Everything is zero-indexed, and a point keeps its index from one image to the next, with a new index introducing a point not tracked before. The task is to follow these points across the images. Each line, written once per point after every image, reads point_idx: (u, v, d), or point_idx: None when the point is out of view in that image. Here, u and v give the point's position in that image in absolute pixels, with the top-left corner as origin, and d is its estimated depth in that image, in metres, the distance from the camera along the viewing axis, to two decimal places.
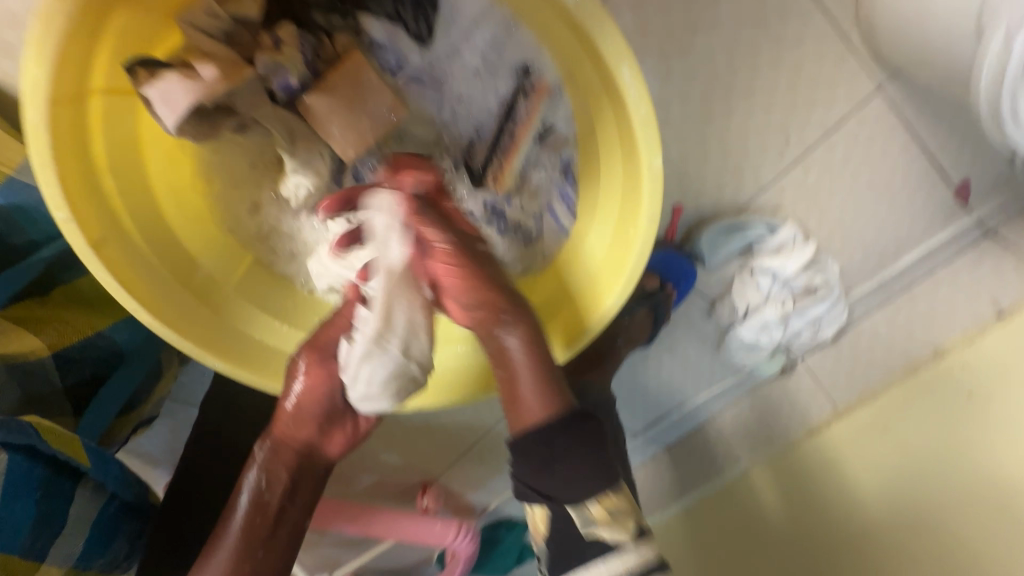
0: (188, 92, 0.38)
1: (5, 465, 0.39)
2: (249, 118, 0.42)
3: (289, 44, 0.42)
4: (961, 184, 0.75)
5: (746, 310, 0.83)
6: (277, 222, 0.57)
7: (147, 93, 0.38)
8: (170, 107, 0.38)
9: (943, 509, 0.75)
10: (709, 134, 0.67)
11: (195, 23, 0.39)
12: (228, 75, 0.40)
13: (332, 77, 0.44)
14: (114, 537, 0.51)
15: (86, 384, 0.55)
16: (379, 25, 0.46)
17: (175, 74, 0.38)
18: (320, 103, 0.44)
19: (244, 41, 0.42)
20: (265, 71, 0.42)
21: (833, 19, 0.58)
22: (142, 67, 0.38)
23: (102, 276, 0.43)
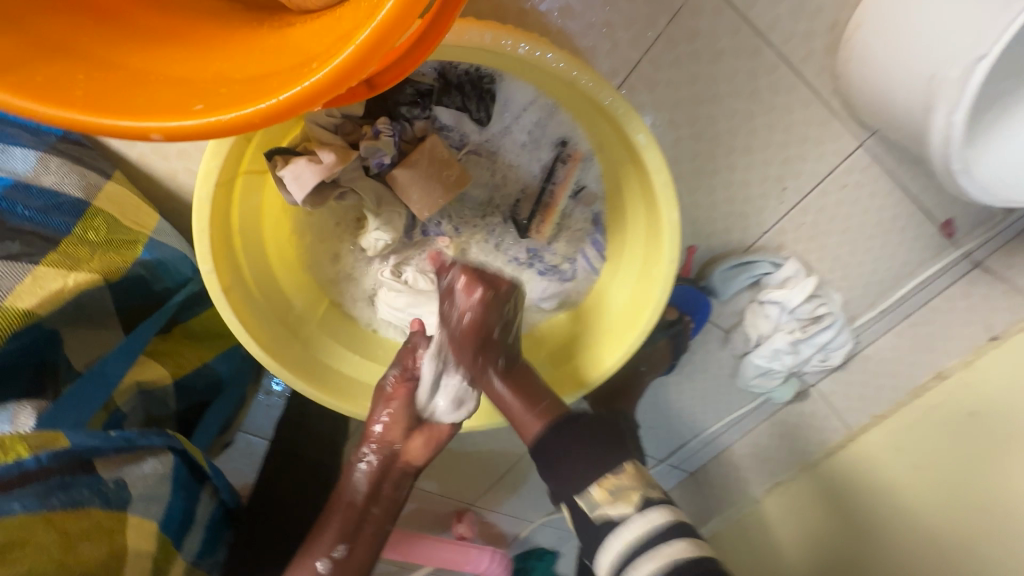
0: (315, 172, 0.49)
1: (172, 463, 0.50)
2: (348, 188, 0.55)
3: (385, 131, 0.54)
4: (947, 222, 0.84)
5: (758, 339, 0.92)
6: (353, 268, 0.67)
7: (282, 174, 0.50)
8: (299, 184, 0.50)
9: (986, 528, 0.78)
10: (715, 186, 0.77)
11: (316, 120, 0.52)
12: (341, 158, 0.51)
13: (414, 154, 0.56)
14: (217, 541, 0.59)
15: (194, 407, 0.65)
16: (448, 112, 0.57)
17: (304, 159, 0.49)
18: (404, 175, 0.56)
19: (348, 130, 0.54)
20: (366, 152, 0.54)
21: (816, 90, 0.69)
22: (281, 155, 0.50)
23: (229, 317, 0.54)
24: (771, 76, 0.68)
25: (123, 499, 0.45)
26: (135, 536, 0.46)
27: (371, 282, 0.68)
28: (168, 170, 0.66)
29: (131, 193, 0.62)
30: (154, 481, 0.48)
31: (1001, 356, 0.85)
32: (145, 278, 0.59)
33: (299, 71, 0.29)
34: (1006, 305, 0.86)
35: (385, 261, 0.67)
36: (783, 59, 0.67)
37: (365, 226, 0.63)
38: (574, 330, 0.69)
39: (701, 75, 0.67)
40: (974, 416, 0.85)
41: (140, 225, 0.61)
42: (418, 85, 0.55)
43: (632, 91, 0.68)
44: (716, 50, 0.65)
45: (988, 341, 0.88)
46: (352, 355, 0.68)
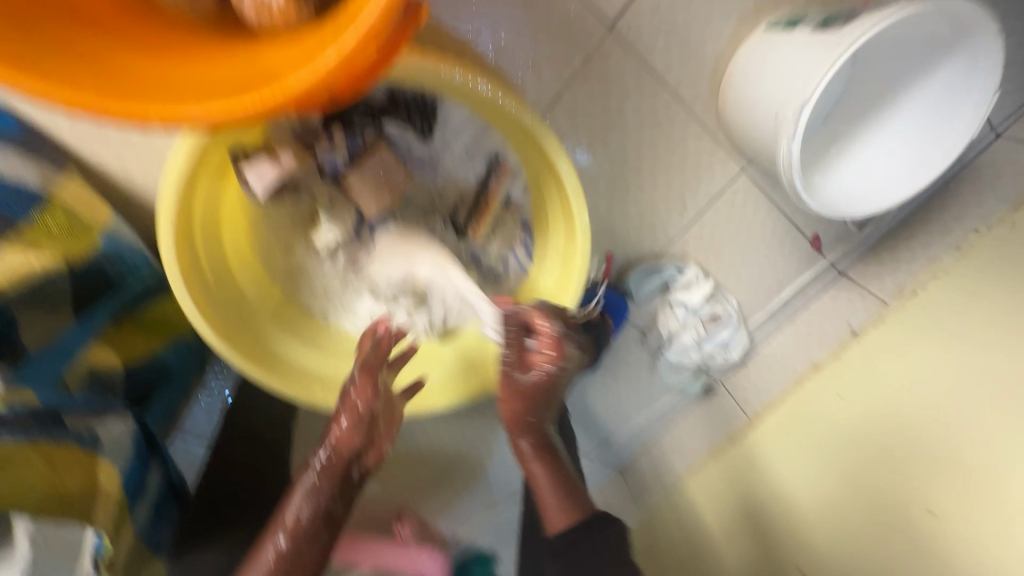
0: (276, 169, 0.58)
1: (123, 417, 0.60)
2: (303, 187, 0.62)
3: (338, 139, 0.62)
4: (815, 237, 1.02)
5: (669, 336, 1.06)
6: (303, 262, 0.73)
7: (244, 171, 0.57)
8: (260, 180, 0.57)
9: (875, 489, 0.89)
10: (627, 201, 0.91)
11: (276, 125, 0.59)
12: (299, 159, 0.59)
13: (364, 160, 0.64)
14: (162, 516, 0.63)
15: (140, 395, 0.68)
16: (395, 125, 0.66)
17: (266, 159, 0.58)
18: (354, 177, 0.64)
19: (305, 137, 0.61)
20: (321, 155, 0.62)
21: (705, 125, 0.85)
22: (244, 155, 0.57)
23: (184, 297, 0.60)
24: (668, 111, 0.82)
25: (94, 441, 0.54)
26: (84, 472, 0.52)
27: (321, 277, 0.75)
28: (127, 169, 0.70)
29: (83, 187, 0.65)
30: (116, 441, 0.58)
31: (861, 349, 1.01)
32: (102, 268, 0.64)
33: (265, 84, 0.40)
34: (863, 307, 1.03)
35: (335, 257, 0.74)
36: (677, 98, 0.81)
37: (318, 223, 0.70)
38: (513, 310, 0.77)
39: (612, 108, 0.80)
40: (843, 397, 1.00)
41: (95, 216, 0.65)
42: (369, 100, 0.63)
43: (556, 118, 0.80)
44: (623, 88, 0.79)
45: (851, 335, 1.03)
46: (300, 345, 0.74)
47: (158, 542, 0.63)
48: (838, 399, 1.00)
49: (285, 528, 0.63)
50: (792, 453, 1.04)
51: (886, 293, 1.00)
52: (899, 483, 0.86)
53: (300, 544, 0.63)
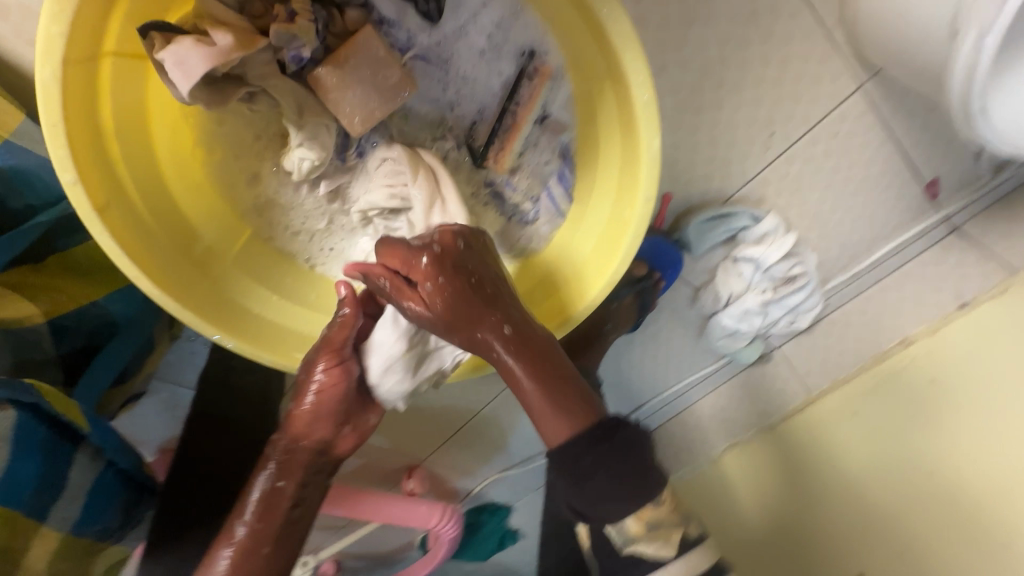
0: (203, 57, 0.38)
1: (13, 423, 0.40)
2: (258, 88, 0.44)
3: (303, 16, 0.43)
4: (932, 182, 0.79)
5: (729, 298, 0.87)
6: (276, 194, 0.57)
7: (160, 58, 0.38)
8: (183, 72, 0.38)
9: (930, 493, 0.79)
10: (698, 127, 0.69)
11: None
12: (242, 43, 0.40)
13: (344, 50, 0.45)
14: (110, 504, 0.51)
15: (77, 352, 0.55)
16: (389, 1, 0.47)
17: (189, 39, 0.38)
18: (330, 76, 0.45)
19: (257, 11, 0.43)
20: (278, 41, 0.42)
21: (820, 18, 0.61)
22: (159, 33, 0.38)
23: (103, 240, 0.43)
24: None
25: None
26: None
27: (303, 214, 0.59)
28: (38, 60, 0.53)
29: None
30: None
31: (965, 324, 0.83)
32: None
33: None
34: (978, 272, 0.84)
35: (315, 187, 0.58)
36: None
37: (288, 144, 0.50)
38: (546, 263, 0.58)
39: None
40: (936, 383, 0.83)
41: None
42: None
43: None
44: None
45: (957, 308, 0.86)
46: (274, 298, 0.57)
47: (107, 533, 0.52)
48: (929, 384, 0.84)
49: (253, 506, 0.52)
50: (841, 445, 0.92)
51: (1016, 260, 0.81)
52: (966, 491, 0.76)
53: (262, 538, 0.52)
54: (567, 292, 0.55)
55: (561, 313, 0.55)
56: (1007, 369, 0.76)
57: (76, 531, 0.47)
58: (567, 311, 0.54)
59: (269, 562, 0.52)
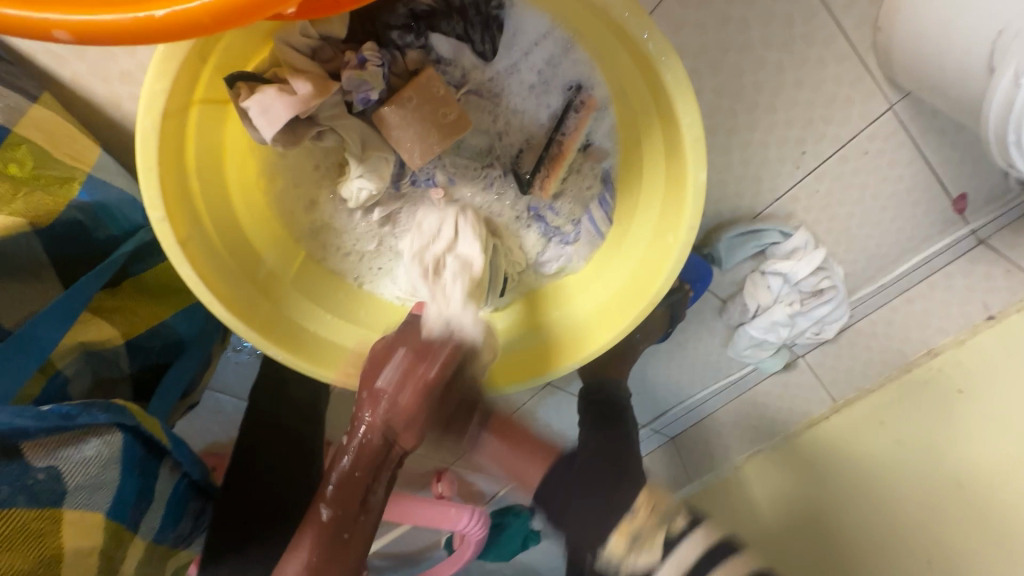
0: (287, 105, 0.41)
1: (120, 445, 0.44)
2: (327, 128, 0.47)
3: (371, 61, 0.45)
4: (960, 197, 0.80)
5: (756, 310, 0.88)
6: (331, 218, 0.60)
7: (247, 106, 0.41)
8: (267, 119, 0.41)
9: (949, 502, 0.81)
10: (731, 147, 0.71)
11: (288, 41, 0.43)
12: (319, 90, 0.43)
13: (408, 91, 0.47)
14: (183, 513, 0.55)
15: (150, 369, 0.58)
16: (446, 41, 0.48)
17: (273, 88, 0.41)
18: (394, 114, 0.48)
19: (327, 56, 0.45)
20: (349, 85, 0.45)
21: (854, 44, 0.62)
22: (245, 82, 0.41)
23: (185, 272, 0.47)
24: (808, 24, 0.61)
25: (58, 493, 0.40)
26: (76, 536, 0.40)
27: (355, 236, 0.62)
28: (112, 95, 0.56)
29: (66, 121, 0.53)
30: (102, 467, 0.43)
31: (997, 338, 0.84)
32: (83, 223, 0.51)
33: None
34: (1006, 284, 0.84)
35: (370, 213, 0.60)
36: (823, 4, 0.59)
37: (347, 174, 0.53)
38: (582, 292, 0.61)
39: (732, 17, 0.60)
40: (962, 395, 0.85)
41: (77, 159, 0.53)
42: (413, 5, 0.46)
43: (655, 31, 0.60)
44: None
45: (984, 320, 0.86)
46: (329, 317, 0.60)
47: (181, 538, 0.56)
48: (954, 396, 0.86)
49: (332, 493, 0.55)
50: (870, 448, 0.93)
51: None
52: (986, 505, 0.78)
53: (329, 532, 0.54)
54: (577, 339, 0.58)
55: (574, 354, 0.57)
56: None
57: (157, 539, 0.50)
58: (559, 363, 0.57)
59: (347, 547, 0.55)
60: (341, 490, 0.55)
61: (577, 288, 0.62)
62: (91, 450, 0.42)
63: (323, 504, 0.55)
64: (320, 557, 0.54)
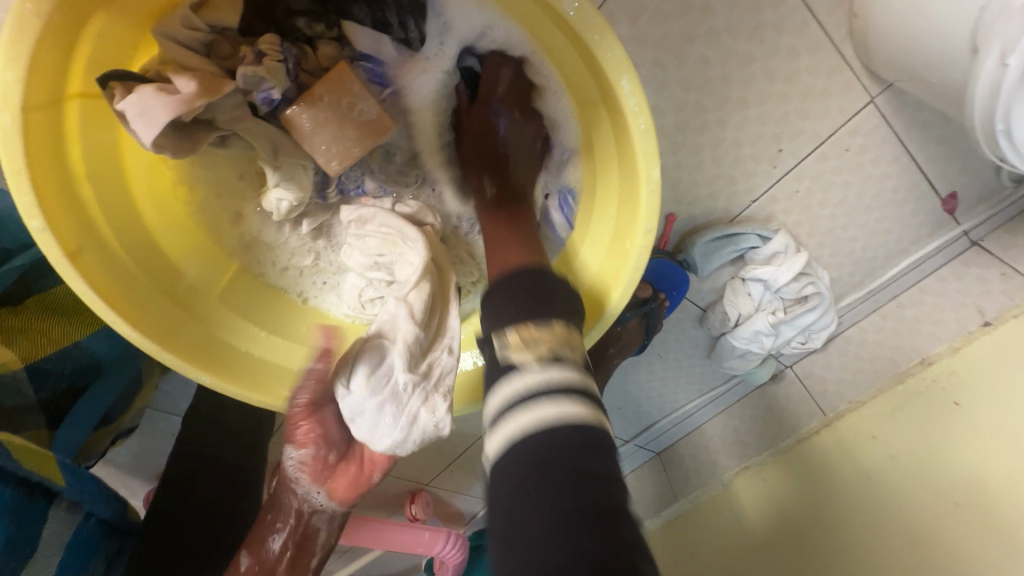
0: (166, 107, 0.38)
1: None
2: (229, 131, 0.44)
3: (271, 56, 0.44)
4: (949, 196, 0.75)
5: (738, 319, 0.83)
6: (260, 233, 0.55)
7: (121, 108, 0.38)
8: (146, 122, 0.38)
9: (943, 526, 0.75)
10: (702, 145, 0.67)
11: (170, 34, 0.40)
12: (204, 88, 0.40)
13: (319, 87, 0.45)
14: (92, 555, 0.48)
15: (61, 395, 0.53)
16: (360, 30, 0.46)
17: (151, 88, 0.38)
18: (304, 115, 0.46)
19: (224, 52, 0.44)
20: (247, 83, 0.43)
21: (828, 31, 0.58)
22: (119, 82, 0.38)
23: (78, 286, 0.41)
24: (777, 10, 0.56)
25: None
26: None
27: (289, 249, 0.57)
28: None
29: None
30: None
31: (991, 344, 0.78)
32: None
33: None
34: (1001, 287, 0.78)
35: (298, 226, 0.56)
36: None
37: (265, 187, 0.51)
38: None
39: (694, 5, 0.55)
40: (959, 407, 0.79)
41: None
42: None
43: (611, 19, 0.55)
44: None
45: (979, 326, 0.80)
46: (262, 334, 0.54)
47: None
48: (952, 408, 0.80)
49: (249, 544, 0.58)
50: (868, 465, 0.86)
51: None
52: (975, 526, 0.72)
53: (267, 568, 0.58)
54: None
55: None
56: None
57: None
58: None
59: None
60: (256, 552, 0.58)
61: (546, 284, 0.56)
62: None
63: (244, 553, 0.58)
64: None
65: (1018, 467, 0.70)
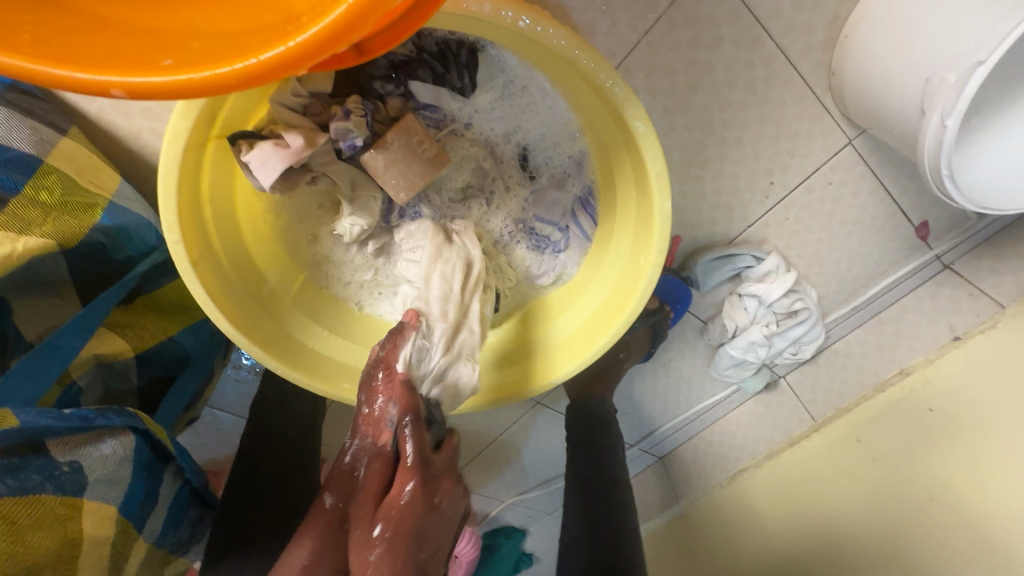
0: (281, 157, 0.49)
1: (132, 446, 0.48)
2: (320, 173, 0.54)
3: (356, 113, 0.52)
4: (922, 225, 0.85)
5: (735, 331, 0.93)
6: (331, 251, 0.65)
7: (247, 160, 0.49)
8: (266, 170, 0.49)
9: (921, 516, 0.84)
10: (704, 176, 0.77)
11: (281, 100, 0.50)
12: (309, 141, 0.50)
13: (391, 134, 0.54)
14: (182, 519, 0.57)
15: (158, 382, 0.62)
16: (424, 87, 0.55)
17: (270, 143, 0.49)
18: (378, 159, 0.55)
19: (317, 110, 0.53)
20: (336, 134, 0.52)
21: (811, 84, 0.68)
22: (245, 140, 0.49)
23: (196, 289, 0.51)
24: (768, 67, 0.67)
25: (78, 485, 0.44)
26: (93, 524, 0.45)
27: (349, 266, 0.66)
28: (134, 128, 0.61)
29: (88, 153, 0.58)
30: (118, 464, 0.47)
31: (960, 357, 0.89)
32: (104, 245, 0.56)
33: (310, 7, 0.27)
34: (970, 306, 0.90)
35: (364, 246, 0.65)
36: (780, 51, 0.66)
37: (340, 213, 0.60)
38: (569, 303, 0.65)
39: (698, 62, 0.66)
40: (932, 412, 0.89)
41: (99, 186, 0.58)
42: (392, 56, 0.53)
43: (629, 73, 0.66)
44: (715, 36, 0.64)
45: (951, 341, 0.92)
46: (327, 334, 0.64)
47: (179, 545, 0.58)
48: (925, 414, 0.90)
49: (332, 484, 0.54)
50: (851, 465, 0.96)
51: (1002, 296, 0.87)
52: (947, 516, 0.81)
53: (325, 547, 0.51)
54: (565, 348, 0.63)
55: (559, 366, 0.62)
56: (995, 403, 0.82)
57: (157, 542, 0.54)
58: (555, 370, 0.62)
59: (349, 540, 0.52)
60: (316, 524, 0.52)
61: (574, 295, 0.65)
62: (108, 449, 0.46)
63: (326, 492, 0.54)
64: (325, 547, 0.51)
65: (982, 463, 0.80)
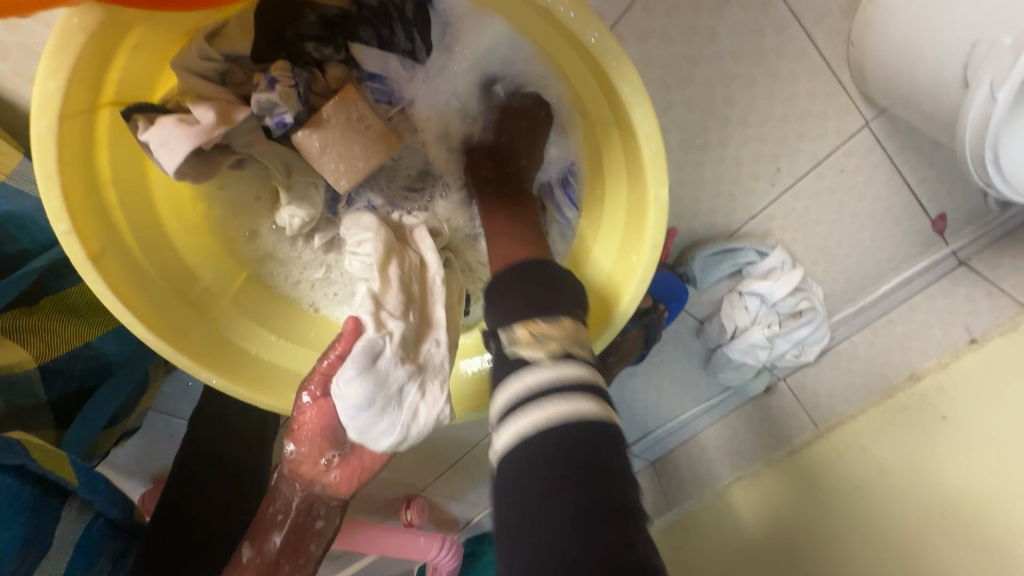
0: (186, 137, 0.39)
1: None
2: (245, 155, 0.45)
3: (283, 81, 0.44)
4: (939, 216, 0.78)
5: (735, 332, 0.85)
6: (275, 247, 0.57)
7: (144, 140, 0.39)
8: (168, 152, 0.39)
9: (934, 536, 0.77)
10: (704, 161, 0.69)
11: (185, 65, 0.41)
12: (223, 119, 0.41)
13: (327, 108, 0.46)
14: (96, 560, 0.49)
15: (71, 396, 0.54)
16: (367, 51, 0.47)
17: (172, 119, 0.39)
18: (318, 137, 0.46)
19: (238, 79, 0.45)
20: (259, 109, 0.44)
21: (826, 58, 0.60)
22: (141, 115, 0.39)
23: (99, 289, 0.42)
24: (779, 36, 0.58)
25: None
26: None
27: (303, 264, 0.58)
28: None
29: None
30: None
31: (973, 361, 0.81)
32: None
33: None
34: (988, 307, 0.81)
35: (310, 241, 0.57)
36: (793, 17, 0.57)
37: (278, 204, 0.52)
38: None
39: (700, 29, 0.57)
40: (947, 421, 0.81)
41: None
42: (323, 12, 0.45)
43: (620, 40, 0.57)
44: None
45: (967, 343, 0.83)
46: (274, 339, 0.55)
47: None
48: (939, 422, 0.82)
49: (251, 537, 0.55)
50: (857, 475, 0.89)
51: None
52: (976, 542, 0.73)
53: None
54: None
55: None
56: (1014, 411, 0.75)
57: None
58: None
59: None
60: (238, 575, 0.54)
61: None
62: None
63: (246, 544, 0.55)
64: None
65: (1004, 479, 0.73)
